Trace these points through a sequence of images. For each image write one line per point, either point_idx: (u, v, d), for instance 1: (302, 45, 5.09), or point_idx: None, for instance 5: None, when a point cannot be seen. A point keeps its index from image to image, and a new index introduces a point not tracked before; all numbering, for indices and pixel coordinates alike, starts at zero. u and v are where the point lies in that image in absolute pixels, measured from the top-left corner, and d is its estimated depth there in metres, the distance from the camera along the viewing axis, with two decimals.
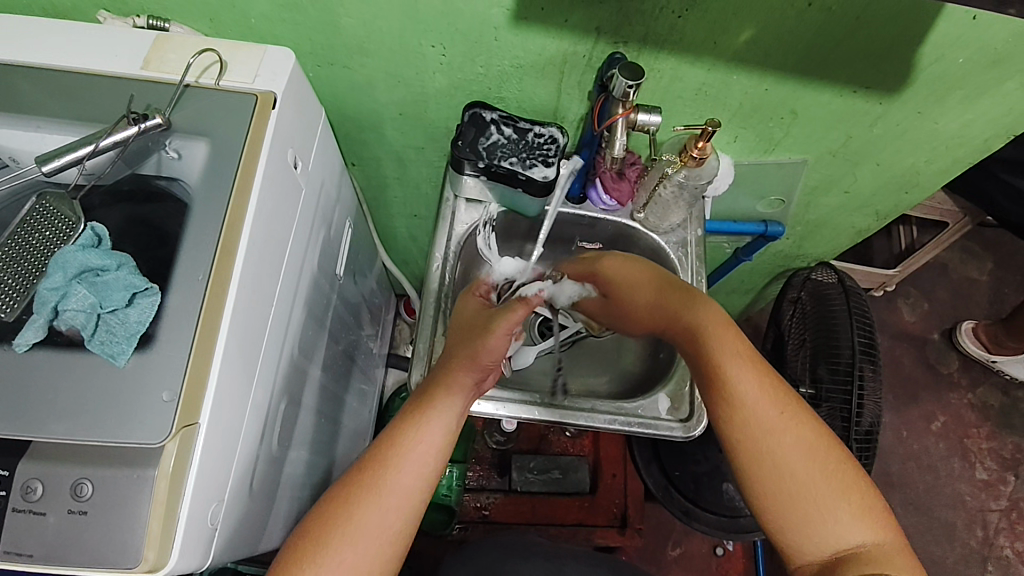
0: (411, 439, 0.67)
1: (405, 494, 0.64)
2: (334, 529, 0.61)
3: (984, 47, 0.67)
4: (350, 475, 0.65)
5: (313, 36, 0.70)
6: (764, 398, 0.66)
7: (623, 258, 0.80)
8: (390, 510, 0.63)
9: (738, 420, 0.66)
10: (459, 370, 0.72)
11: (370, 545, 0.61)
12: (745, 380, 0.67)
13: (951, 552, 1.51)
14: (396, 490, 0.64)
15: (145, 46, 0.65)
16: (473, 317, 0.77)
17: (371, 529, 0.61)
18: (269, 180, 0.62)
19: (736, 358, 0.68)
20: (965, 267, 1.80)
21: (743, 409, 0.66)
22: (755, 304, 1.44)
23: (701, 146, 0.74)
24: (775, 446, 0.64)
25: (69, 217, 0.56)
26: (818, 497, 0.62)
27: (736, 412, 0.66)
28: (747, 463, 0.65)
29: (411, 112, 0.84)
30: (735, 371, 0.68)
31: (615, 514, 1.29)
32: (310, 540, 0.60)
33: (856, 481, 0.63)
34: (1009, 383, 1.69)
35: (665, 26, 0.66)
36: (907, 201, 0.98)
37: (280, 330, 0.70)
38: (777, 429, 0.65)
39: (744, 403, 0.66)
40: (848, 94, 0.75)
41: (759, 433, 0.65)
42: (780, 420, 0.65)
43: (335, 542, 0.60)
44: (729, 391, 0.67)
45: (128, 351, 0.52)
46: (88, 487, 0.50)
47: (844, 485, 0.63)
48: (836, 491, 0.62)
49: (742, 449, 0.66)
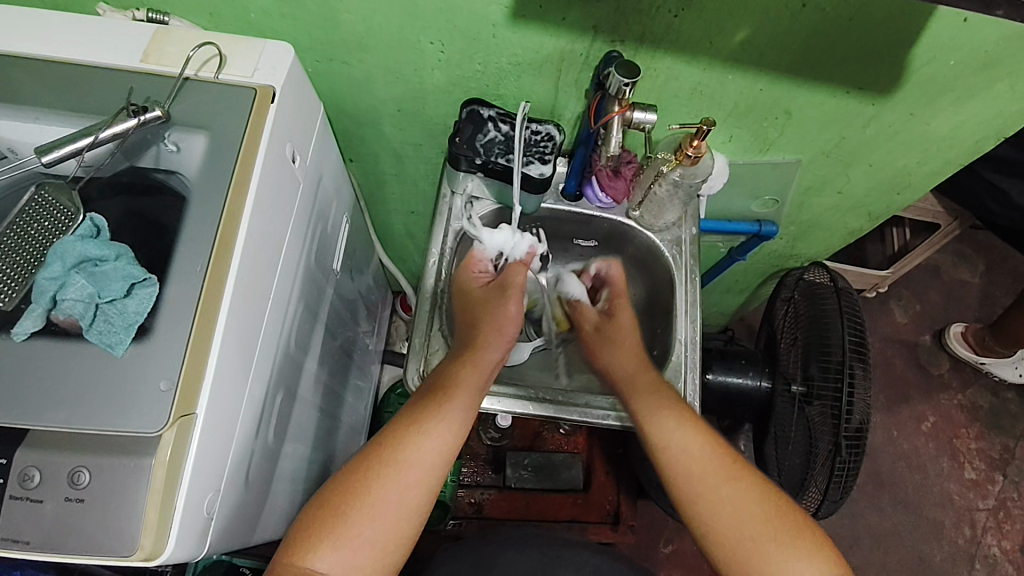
0: (421, 425, 0.69)
1: (417, 473, 0.67)
2: (350, 504, 0.64)
3: (974, 49, 0.68)
4: (367, 453, 0.68)
5: (312, 31, 0.71)
6: (704, 460, 0.72)
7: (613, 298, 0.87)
8: (403, 489, 0.66)
9: (685, 475, 0.72)
10: (485, 350, 0.76)
11: (384, 524, 0.64)
12: (682, 440, 0.74)
13: (939, 551, 1.53)
14: (410, 470, 0.67)
15: (145, 39, 0.65)
16: (480, 294, 0.80)
17: (386, 507, 0.64)
18: (267, 174, 0.63)
19: (672, 415, 0.75)
20: (957, 269, 1.82)
21: (687, 466, 0.72)
22: (749, 303, 1.45)
23: (696, 145, 0.75)
24: (716, 503, 0.70)
25: (68, 208, 0.57)
26: (761, 549, 0.67)
27: (680, 472, 0.72)
28: (694, 517, 0.71)
29: (410, 108, 0.84)
30: (676, 438, 0.74)
31: (609, 510, 1.32)
32: (327, 512, 0.64)
33: (802, 525, 0.68)
34: (998, 384, 1.71)
35: (662, 25, 0.67)
36: (899, 202, 1.00)
37: (276, 323, 0.71)
38: (716, 487, 0.71)
39: (686, 463, 0.72)
40: (842, 95, 0.76)
41: (703, 490, 0.71)
42: (724, 478, 0.71)
43: (352, 517, 0.63)
44: (670, 456, 0.73)
45: (126, 341, 0.52)
46: (85, 475, 0.50)
47: (788, 533, 0.68)
48: (786, 537, 0.67)
49: (690, 504, 0.71)
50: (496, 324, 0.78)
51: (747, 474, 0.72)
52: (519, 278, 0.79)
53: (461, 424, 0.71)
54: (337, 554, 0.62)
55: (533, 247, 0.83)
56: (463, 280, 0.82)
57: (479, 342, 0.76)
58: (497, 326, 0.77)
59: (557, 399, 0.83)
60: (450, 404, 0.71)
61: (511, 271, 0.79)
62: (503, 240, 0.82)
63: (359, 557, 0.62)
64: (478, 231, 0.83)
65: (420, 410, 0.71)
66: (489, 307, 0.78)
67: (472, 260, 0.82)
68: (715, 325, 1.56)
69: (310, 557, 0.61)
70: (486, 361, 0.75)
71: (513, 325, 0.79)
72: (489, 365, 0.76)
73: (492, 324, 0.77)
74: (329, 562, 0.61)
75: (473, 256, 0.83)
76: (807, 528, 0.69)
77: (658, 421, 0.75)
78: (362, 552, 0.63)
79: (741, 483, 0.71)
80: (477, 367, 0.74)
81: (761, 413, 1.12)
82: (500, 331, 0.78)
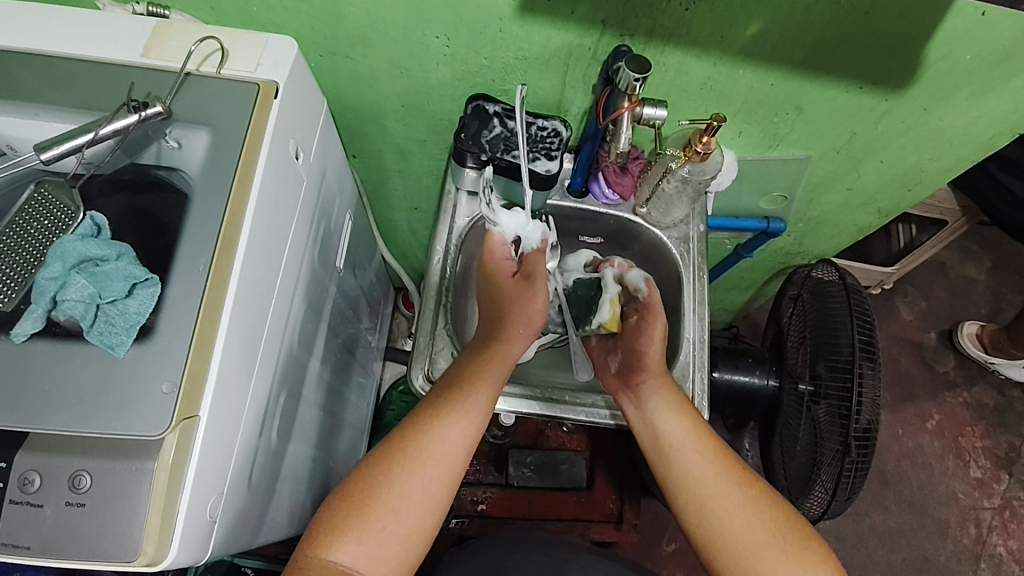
0: (444, 418, 0.68)
1: (440, 469, 0.66)
2: (374, 497, 0.63)
3: (991, 44, 0.66)
4: (387, 445, 0.67)
5: (315, 25, 0.69)
6: (713, 462, 0.72)
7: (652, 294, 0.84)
8: (426, 484, 0.65)
9: (698, 477, 0.71)
10: (511, 344, 0.74)
11: (406, 517, 0.63)
12: (701, 446, 0.73)
13: (944, 549, 1.52)
14: (431, 466, 0.66)
15: (146, 33, 0.64)
16: (506, 286, 0.77)
17: (409, 501, 0.63)
18: (270, 170, 0.62)
19: (680, 413, 0.75)
20: (963, 266, 1.81)
21: (698, 469, 0.72)
22: (755, 300, 1.44)
23: (705, 141, 0.74)
24: (726, 508, 0.69)
25: (68, 207, 0.55)
26: (773, 556, 0.66)
27: (691, 474, 0.72)
28: (701, 522, 0.70)
29: (414, 104, 0.83)
30: (679, 439, 0.74)
31: (611, 510, 1.30)
32: (350, 503, 0.62)
33: (813, 536, 0.68)
34: (1004, 382, 1.70)
35: (673, 19, 0.65)
36: (909, 199, 0.98)
37: (280, 323, 0.70)
38: (726, 491, 0.70)
39: (698, 464, 0.72)
40: (854, 90, 0.74)
41: (715, 491, 0.70)
42: (737, 483, 0.70)
43: (375, 509, 0.62)
44: (686, 455, 0.73)
45: (127, 342, 0.51)
46: (86, 479, 0.50)
47: (802, 541, 0.67)
48: (801, 543, 0.67)
49: (698, 505, 0.70)
50: (525, 318, 0.75)
51: (757, 481, 0.71)
52: (543, 268, 0.77)
53: (481, 418, 0.70)
54: (361, 547, 0.61)
55: (546, 234, 0.82)
56: (489, 267, 0.78)
57: (503, 334, 0.74)
58: (524, 321, 0.75)
59: (561, 399, 0.82)
60: (474, 398, 0.70)
61: (534, 261, 0.78)
62: (519, 226, 0.80)
63: (382, 550, 0.61)
64: (496, 214, 0.79)
65: (441, 402, 0.69)
66: (514, 296, 0.76)
67: (492, 246, 0.79)
68: (719, 322, 1.55)
69: (334, 549, 0.60)
70: (508, 356, 0.74)
71: (541, 318, 0.76)
72: (511, 360, 0.74)
73: (519, 315, 0.75)
74: (352, 554, 0.60)
75: (494, 241, 0.79)
76: (816, 539, 0.68)
77: (667, 422, 0.74)
78: (386, 545, 0.62)
79: (752, 490, 0.70)
80: (499, 363, 0.73)
81: (767, 412, 1.11)
82: (528, 325, 0.75)
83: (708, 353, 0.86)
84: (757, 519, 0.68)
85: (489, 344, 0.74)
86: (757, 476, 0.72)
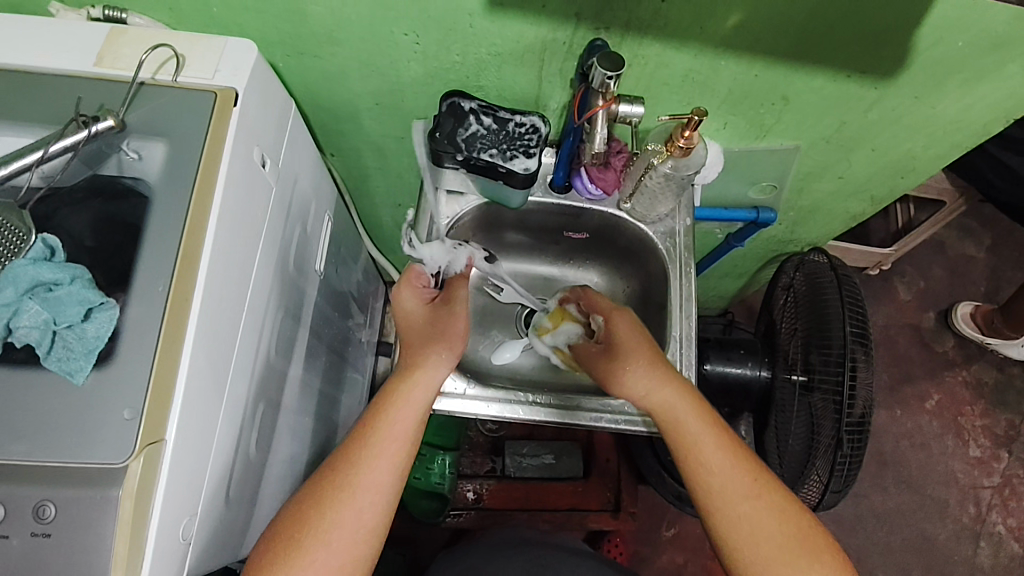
0: (374, 447, 0.65)
1: (373, 497, 0.63)
2: (307, 532, 0.60)
3: (984, 30, 0.63)
4: (319, 477, 0.64)
5: (279, 25, 0.66)
6: (731, 467, 0.67)
7: (629, 317, 0.78)
8: (358, 514, 0.62)
9: (698, 484, 0.67)
10: (427, 360, 0.71)
11: (342, 550, 0.61)
12: (714, 454, 0.67)
13: (943, 529, 1.52)
14: (364, 495, 0.62)
15: (98, 40, 0.61)
16: (415, 316, 0.74)
17: (340, 534, 0.61)
18: (234, 181, 0.60)
19: (697, 416, 0.70)
20: (962, 244, 1.78)
21: (708, 478, 0.67)
22: (750, 285, 1.41)
23: (688, 135, 0.71)
24: (738, 514, 0.65)
25: (18, 228, 0.52)
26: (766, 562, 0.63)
27: (704, 478, 0.67)
28: (709, 522, 0.67)
29: (387, 101, 0.81)
30: (700, 438, 0.68)
31: (609, 498, 1.31)
32: (282, 540, 0.60)
33: (809, 536, 0.64)
34: (1004, 361, 1.68)
35: (649, 10, 0.63)
36: (902, 185, 0.96)
37: (252, 334, 0.68)
38: (734, 499, 0.65)
39: (711, 472, 0.67)
40: (842, 79, 0.72)
41: (723, 497, 0.66)
42: (745, 493, 0.65)
43: (308, 544, 0.60)
44: (694, 458, 0.68)
45: (87, 367, 0.50)
46: (51, 509, 0.48)
47: (794, 544, 0.63)
48: (800, 555, 0.63)
49: (702, 506, 0.67)
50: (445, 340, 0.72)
51: (766, 488, 0.66)
52: (463, 291, 0.76)
53: (409, 447, 0.66)
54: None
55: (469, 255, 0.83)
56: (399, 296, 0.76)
57: (423, 360, 0.71)
58: (445, 343, 0.72)
59: (547, 400, 0.81)
60: (394, 422, 0.66)
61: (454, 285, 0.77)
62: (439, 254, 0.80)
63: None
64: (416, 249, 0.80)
65: (368, 433, 0.65)
66: (435, 322, 0.73)
67: (410, 274, 0.75)
68: (713, 309, 1.53)
69: None
70: (427, 382, 0.70)
71: (461, 340, 0.73)
72: (436, 382, 0.71)
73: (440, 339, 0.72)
74: None
75: (413, 271, 0.76)
76: (823, 549, 0.64)
77: (687, 426, 0.69)
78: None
79: (760, 501, 0.65)
80: (418, 387, 0.69)
81: (761, 403, 1.10)
82: (447, 347, 0.72)
83: (697, 351, 0.84)
84: (759, 527, 0.64)
85: (406, 366, 0.70)
86: (768, 480, 0.67)
